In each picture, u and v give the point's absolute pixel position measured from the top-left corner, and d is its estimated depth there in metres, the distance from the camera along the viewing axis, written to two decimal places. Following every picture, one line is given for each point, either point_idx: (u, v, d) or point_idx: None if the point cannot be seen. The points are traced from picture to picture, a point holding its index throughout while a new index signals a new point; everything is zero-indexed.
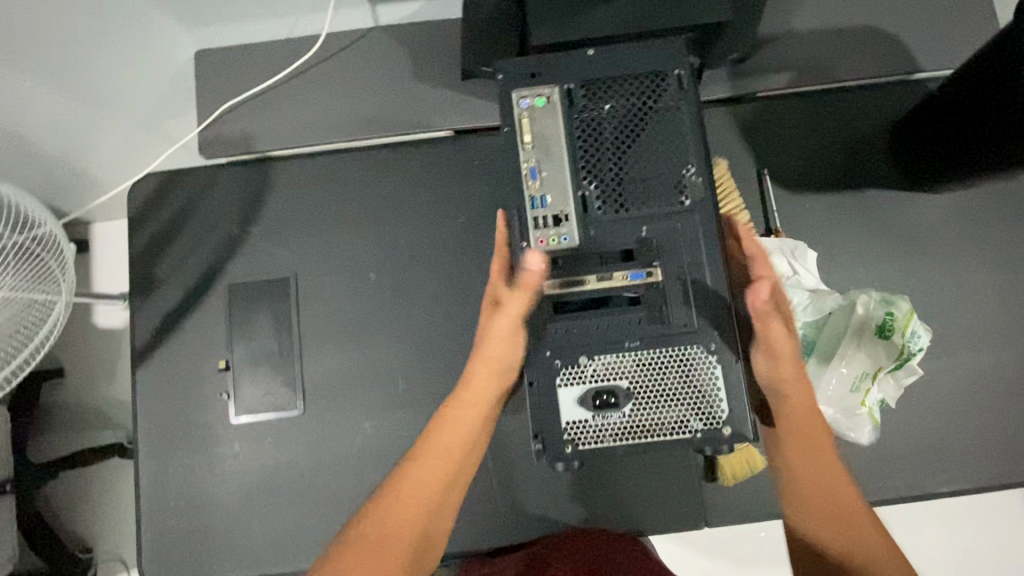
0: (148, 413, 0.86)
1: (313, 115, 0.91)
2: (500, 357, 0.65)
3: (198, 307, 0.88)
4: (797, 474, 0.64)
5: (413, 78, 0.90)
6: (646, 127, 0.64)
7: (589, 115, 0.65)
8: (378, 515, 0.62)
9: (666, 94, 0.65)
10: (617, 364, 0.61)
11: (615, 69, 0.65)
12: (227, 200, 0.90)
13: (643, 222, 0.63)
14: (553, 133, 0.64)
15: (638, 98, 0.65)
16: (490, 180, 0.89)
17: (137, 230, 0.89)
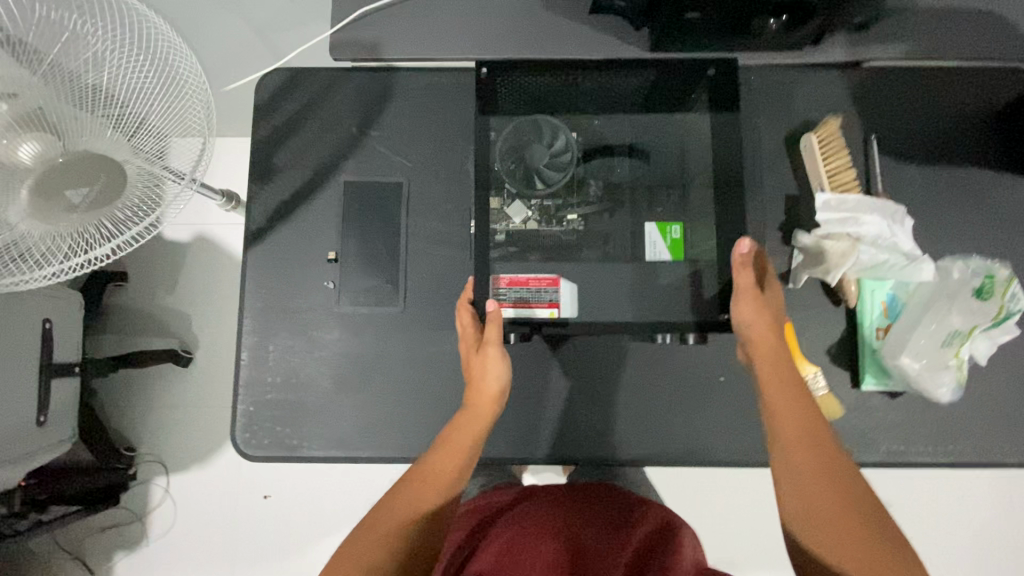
0: (255, 293, 0.90)
1: (444, 30, 0.92)
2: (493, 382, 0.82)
3: (313, 199, 0.92)
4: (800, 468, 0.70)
5: (543, 5, 0.92)
6: (505, 135, 0.90)
7: (498, 127, 0.92)
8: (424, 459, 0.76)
9: (537, 129, 0.92)
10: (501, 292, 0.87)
11: (484, 84, 0.90)
12: (351, 105, 0.94)
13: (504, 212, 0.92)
14: (506, 135, 0.93)
15: (506, 125, 0.92)
16: (637, 119, 0.99)
17: (260, 120, 0.93)
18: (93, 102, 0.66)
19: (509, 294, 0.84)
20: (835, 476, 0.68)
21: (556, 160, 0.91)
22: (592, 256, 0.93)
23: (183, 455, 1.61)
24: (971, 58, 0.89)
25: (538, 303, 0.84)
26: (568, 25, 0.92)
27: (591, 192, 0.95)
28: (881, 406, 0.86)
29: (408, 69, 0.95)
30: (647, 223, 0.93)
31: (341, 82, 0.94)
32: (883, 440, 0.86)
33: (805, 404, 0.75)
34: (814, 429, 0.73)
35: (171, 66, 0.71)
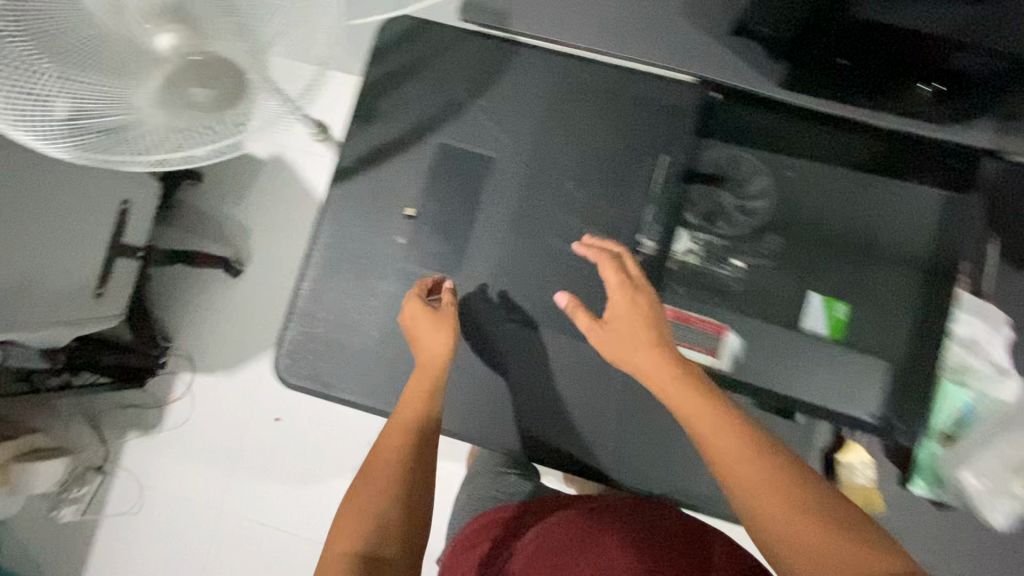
0: (329, 229, 0.91)
1: (577, 14, 0.89)
2: (439, 347, 0.81)
3: (406, 152, 0.92)
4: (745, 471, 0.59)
5: (682, 11, 0.88)
6: (697, 165, 0.89)
7: (701, 151, 0.91)
8: (385, 432, 0.77)
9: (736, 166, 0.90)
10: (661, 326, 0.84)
11: (687, 100, 0.92)
12: (464, 68, 0.92)
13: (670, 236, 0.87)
14: (706, 159, 0.91)
15: (708, 153, 0.90)
16: (841, 176, 0.88)
17: (374, 61, 0.93)
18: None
19: (670, 330, 0.83)
20: (775, 490, 0.57)
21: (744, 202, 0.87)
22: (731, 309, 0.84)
23: (212, 359, 1.67)
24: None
25: (697, 347, 0.82)
26: (703, 39, 0.88)
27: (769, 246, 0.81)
28: (922, 511, 0.82)
29: (529, 45, 0.92)
30: (812, 292, 0.82)
31: (461, 41, 0.93)
32: (915, 546, 0.82)
33: (716, 405, 0.64)
34: (733, 432, 0.61)
35: None
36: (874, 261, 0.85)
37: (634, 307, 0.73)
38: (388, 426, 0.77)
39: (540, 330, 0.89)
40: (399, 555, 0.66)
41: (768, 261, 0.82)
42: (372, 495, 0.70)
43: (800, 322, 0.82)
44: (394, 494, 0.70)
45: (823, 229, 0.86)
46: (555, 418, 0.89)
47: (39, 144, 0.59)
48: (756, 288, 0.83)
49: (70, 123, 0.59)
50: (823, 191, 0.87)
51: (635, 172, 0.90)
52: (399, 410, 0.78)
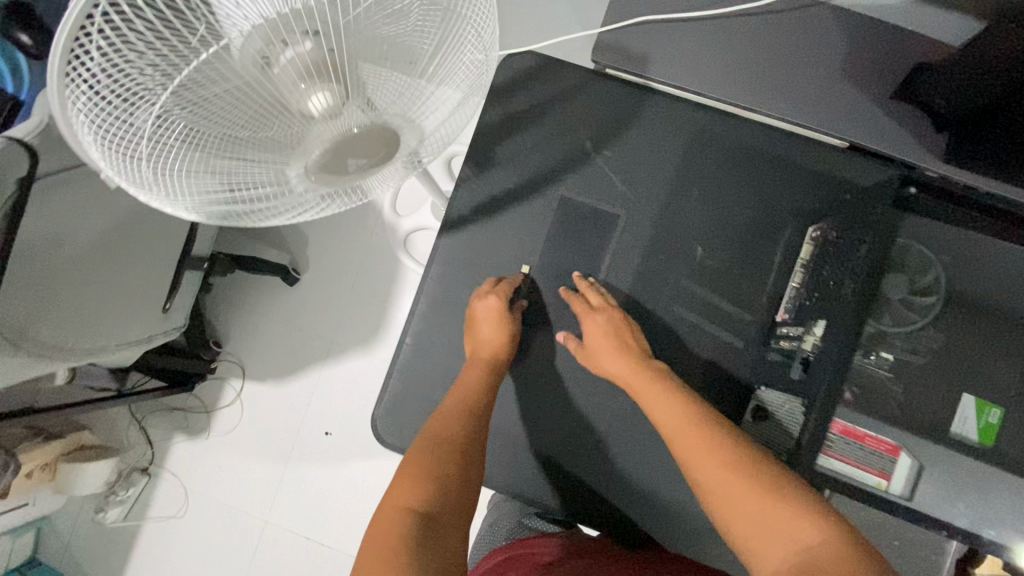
0: (437, 280, 0.86)
1: (723, 65, 0.82)
2: (491, 338, 0.80)
3: (523, 202, 0.86)
4: (725, 481, 0.60)
5: (839, 72, 0.81)
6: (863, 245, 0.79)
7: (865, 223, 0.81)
8: (433, 426, 0.74)
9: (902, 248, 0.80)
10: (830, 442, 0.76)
11: (850, 165, 0.82)
12: (591, 115, 0.85)
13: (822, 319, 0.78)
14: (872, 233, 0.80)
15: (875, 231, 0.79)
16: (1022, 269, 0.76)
17: (495, 101, 0.86)
18: (383, 40, 0.52)
19: (833, 443, 0.76)
20: (744, 503, 0.58)
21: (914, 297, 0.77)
22: (879, 406, 0.76)
23: (262, 368, 1.62)
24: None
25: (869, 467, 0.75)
26: (859, 101, 0.81)
27: (923, 344, 0.76)
28: None
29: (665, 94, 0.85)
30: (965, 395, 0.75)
31: (590, 84, 0.86)
32: None
33: (689, 423, 0.66)
34: (706, 451, 0.62)
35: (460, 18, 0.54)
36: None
37: (602, 331, 0.77)
38: (435, 420, 0.75)
39: None
40: (450, 518, 0.63)
41: (917, 357, 0.76)
42: (424, 463, 0.67)
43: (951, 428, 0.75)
44: (444, 475, 0.67)
45: (993, 329, 0.77)
46: (665, 498, 0.83)
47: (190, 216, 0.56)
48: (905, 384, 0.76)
49: (221, 197, 0.55)
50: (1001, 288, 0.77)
51: (772, 243, 0.83)
52: (452, 396, 0.78)
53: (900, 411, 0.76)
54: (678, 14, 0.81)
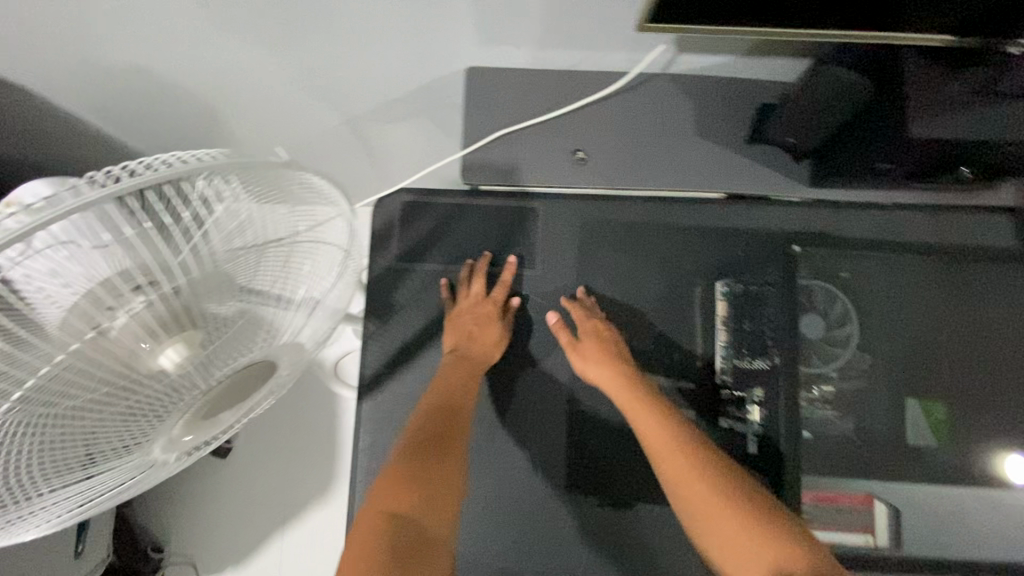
0: (369, 450, 0.79)
1: (594, 153, 0.84)
2: (491, 334, 0.80)
3: (437, 341, 0.81)
4: (668, 465, 0.66)
5: (693, 133, 0.85)
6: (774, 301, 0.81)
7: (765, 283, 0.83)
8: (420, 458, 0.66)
9: (812, 296, 0.83)
10: (812, 514, 0.75)
11: (740, 220, 0.85)
12: (479, 236, 0.84)
13: (761, 367, 0.79)
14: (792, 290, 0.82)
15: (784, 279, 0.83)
16: (921, 285, 0.83)
17: (379, 249, 0.82)
18: (234, 262, 0.45)
19: (811, 513, 0.75)
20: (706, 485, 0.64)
21: (830, 335, 0.81)
22: (831, 443, 0.76)
23: None
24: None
25: (850, 529, 0.74)
26: (720, 155, 0.85)
27: (861, 367, 0.80)
28: None
29: (545, 194, 0.85)
30: (907, 398, 0.77)
31: (469, 205, 0.84)
32: None
33: (675, 445, 0.67)
34: (671, 453, 0.67)
35: (302, 202, 0.49)
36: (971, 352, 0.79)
37: (593, 339, 0.78)
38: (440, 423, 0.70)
39: (630, 505, 0.79)
40: None
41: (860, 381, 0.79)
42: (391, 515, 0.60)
43: (908, 436, 0.76)
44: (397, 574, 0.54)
45: (912, 332, 0.80)
46: None
47: (47, 531, 0.50)
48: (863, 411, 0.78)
49: (73, 505, 0.49)
50: (904, 298, 0.82)
51: (687, 307, 0.84)
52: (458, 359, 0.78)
53: (860, 439, 0.76)
54: (534, 119, 0.83)
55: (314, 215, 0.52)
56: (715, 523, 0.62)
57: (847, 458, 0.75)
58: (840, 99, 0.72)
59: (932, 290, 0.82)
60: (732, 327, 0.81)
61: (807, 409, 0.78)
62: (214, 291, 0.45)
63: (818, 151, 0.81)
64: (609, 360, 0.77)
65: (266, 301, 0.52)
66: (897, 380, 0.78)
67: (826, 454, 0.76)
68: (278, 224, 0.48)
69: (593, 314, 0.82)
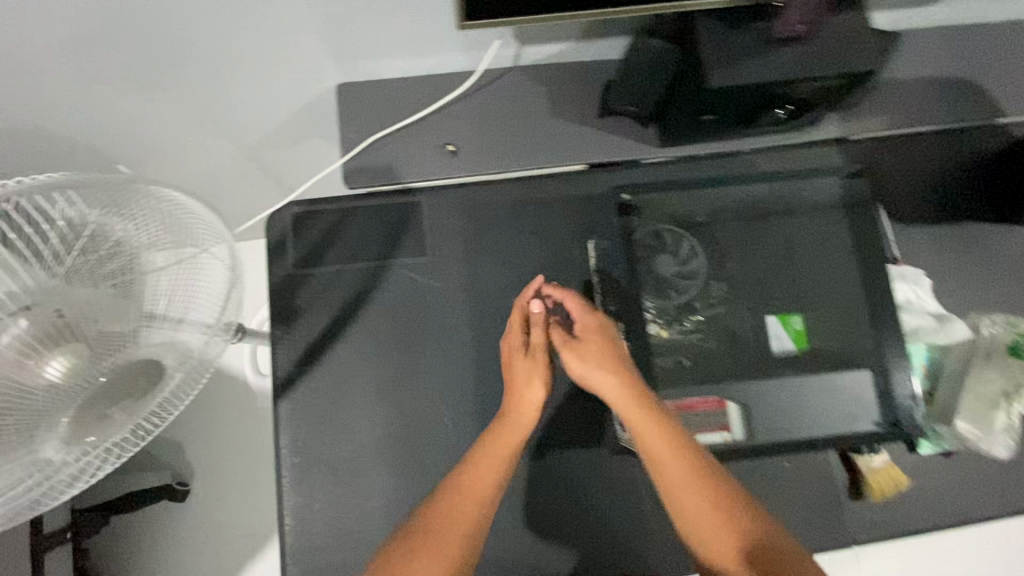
0: (292, 446, 0.84)
1: (464, 144, 0.92)
2: (519, 363, 0.83)
3: (343, 336, 0.87)
4: (665, 478, 0.70)
5: (550, 113, 0.94)
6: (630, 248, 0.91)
7: (621, 235, 0.93)
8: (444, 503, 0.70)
9: (665, 241, 0.94)
10: (676, 419, 0.84)
11: (598, 186, 0.96)
12: (369, 234, 0.90)
13: (623, 309, 0.89)
14: (644, 238, 0.93)
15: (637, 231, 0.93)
16: (752, 214, 0.94)
17: (277, 260, 0.89)
18: (100, 268, 0.52)
19: (675, 420, 0.84)
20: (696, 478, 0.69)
21: (683, 271, 0.91)
22: (699, 365, 0.86)
23: None
24: (954, 123, 0.99)
25: (709, 429, 0.84)
26: (577, 129, 0.94)
27: (715, 295, 0.90)
28: (937, 465, 0.87)
29: (426, 188, 0.93)
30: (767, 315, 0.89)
31: (357, 206, 0.91)
32: (945, 503, 0.86)
33: (680, 456, 0.70)
34: (671, 466, 0.69)
35: (174, 220, 0.57)
36: (800, 265, 0.91)
37: (602, 356, 0.79)
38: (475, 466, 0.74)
39: (542, 454, 0.89)
40: None
41: (719, 308, 0.88)
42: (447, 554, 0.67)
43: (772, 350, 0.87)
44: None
45: (750, 256, 0.92)
46: (588, 526, 0.88)
47: None
48: (723, 333, 0.89)
49: None
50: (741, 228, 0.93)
51: (569, 269, 0.93)
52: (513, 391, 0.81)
53: (722, 356, 0.87)
54: (403, 121, 0.91)
55: (192, 238, 0.58)
56: (710, 531, 0.65)
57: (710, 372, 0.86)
58: (654, 63, 0.83)
59: (763, 216, 0.94)
60: (600, 277, 0.91)
61: (668, 341, 0.88)
62: (79, 294, 0.50)
63: (656, 114, 0.91)
64: (616, 370, 0.78)
65: (152, 304, 0.54)
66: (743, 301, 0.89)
67: (693, 375, 0.87)
68: (157, 241, 0.56)
69: (597, 328, 0.83)
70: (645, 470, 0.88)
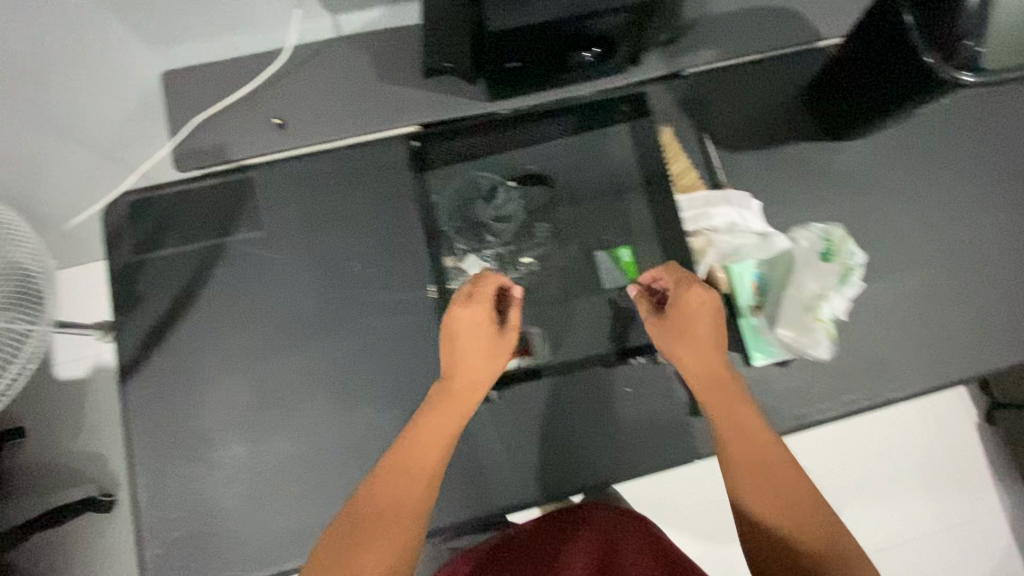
0: (142, 426, 0.86)
1: (292, 117, 0.94)
2: (468, 342, 0.74)
3: (186, 316, 0.90)
4: (733, 458, 0.66)
5: (375, 79, 0.95)
6: (445, 199, 0.93)
7: (435, 185, 0.94)
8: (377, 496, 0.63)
9: (484, 190, 0.94)
10: None
11: (415, 137, 0.95)
12: (206, 216, 0.93)
13: (444, 258, 0.91)
14: (460, 189, 0.94)
15: (454, 184, 0.94)
16: (566, 159, 0.96)
17: (115, 249, 0.90)
18: None
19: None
20: (776, 460, 0.64)
21: (500, 214, 0.93)
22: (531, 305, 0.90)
23: None
24: (784, 47, 1.01)
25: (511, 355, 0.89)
26: (403, 91, 0.96)
27: (540, 233, 0.94)
28: (772, 376, 0.91)
29: (260, 165, 0.95)
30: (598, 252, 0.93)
31: (191, 189, 0.93)
32: (780, 411, 0.91)
33: (768, 435, 0.67)
34: (748, 440, 0.66)
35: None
36: (610, 201, 0.94)
37: (704, 329, 0.74)
38: (410, 449, 0.67)
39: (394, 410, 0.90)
40: None
41: (544, 247, 0.93)
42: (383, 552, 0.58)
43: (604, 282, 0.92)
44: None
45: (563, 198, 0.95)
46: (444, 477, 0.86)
47: None
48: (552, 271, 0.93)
49: None
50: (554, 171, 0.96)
51: (407, 228, 0.95)
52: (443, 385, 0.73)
53: (556, 294, 0.92)
54: (227, 101, 0.92)
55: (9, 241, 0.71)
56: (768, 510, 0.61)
57: (536, 308, 0.91)
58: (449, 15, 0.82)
59: (575, 158, 0.96)
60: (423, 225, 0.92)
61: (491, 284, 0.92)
62: None
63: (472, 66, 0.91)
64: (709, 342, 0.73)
65: None
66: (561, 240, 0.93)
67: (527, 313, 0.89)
68: None
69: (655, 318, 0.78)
70: (493, 415, 0.88)
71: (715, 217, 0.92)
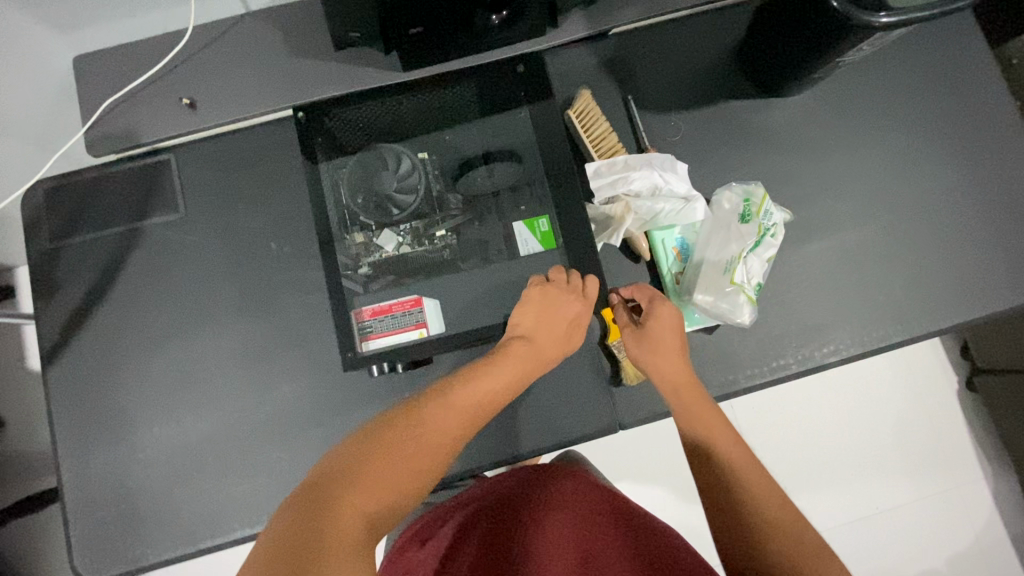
0: (65, 409, 0.88)
1: (202, 97, 0.92)
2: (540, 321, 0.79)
3: (105, 300, 0.90)
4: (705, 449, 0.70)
5: (286, 54, 0.93)
6: (351, 170, 0.91)
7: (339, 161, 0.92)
8: (413, 433, 0.61)
9: (392, 163, 0.93)
10: (376, 325, 0.84)
11: (320, 109, 0.92)
12: (121, 200, 0.93)
13: (354, 231, 0.89)
14: (366, 162, 0.92)
15: (368, 154, 0.93)
16: (481, 128, 0.95)
17: (33, 236, 0.91)
18: None
19: (374, 326, 0.84)
20: (750, 471, 0.67)
21: (407, 186, 0.91)
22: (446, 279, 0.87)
23: None
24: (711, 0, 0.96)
25: (406, 327, 0.84)
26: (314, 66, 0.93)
27: (452, 206, 0.93)
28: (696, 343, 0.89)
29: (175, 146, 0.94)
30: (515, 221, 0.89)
31: (105, 173, 0.93)
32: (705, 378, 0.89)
33: (727, 432, 0.72)
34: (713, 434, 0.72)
35: None
36: (519, 162, 0.91)
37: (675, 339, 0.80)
38: (441, 408, 0.65)
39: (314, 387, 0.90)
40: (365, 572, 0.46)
41: (462, 218, 0.93)
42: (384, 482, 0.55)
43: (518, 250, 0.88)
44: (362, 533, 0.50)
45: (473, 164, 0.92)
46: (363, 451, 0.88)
47: None
48: (468, 244, 0.92)
49: None
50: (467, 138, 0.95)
51: None
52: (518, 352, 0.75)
53: (472, 267, 0.89)
54: (133, 83, 0.91)
55: None
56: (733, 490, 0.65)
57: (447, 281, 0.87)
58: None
59: (487, 125, 0.94)
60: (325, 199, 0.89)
61: (406, 257, 0.90)
62: None
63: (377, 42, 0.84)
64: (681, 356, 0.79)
65: None
66: (477, 208, 0.92)
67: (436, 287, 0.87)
68: None
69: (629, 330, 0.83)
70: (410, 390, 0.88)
71: (632, 180, 0.89)
